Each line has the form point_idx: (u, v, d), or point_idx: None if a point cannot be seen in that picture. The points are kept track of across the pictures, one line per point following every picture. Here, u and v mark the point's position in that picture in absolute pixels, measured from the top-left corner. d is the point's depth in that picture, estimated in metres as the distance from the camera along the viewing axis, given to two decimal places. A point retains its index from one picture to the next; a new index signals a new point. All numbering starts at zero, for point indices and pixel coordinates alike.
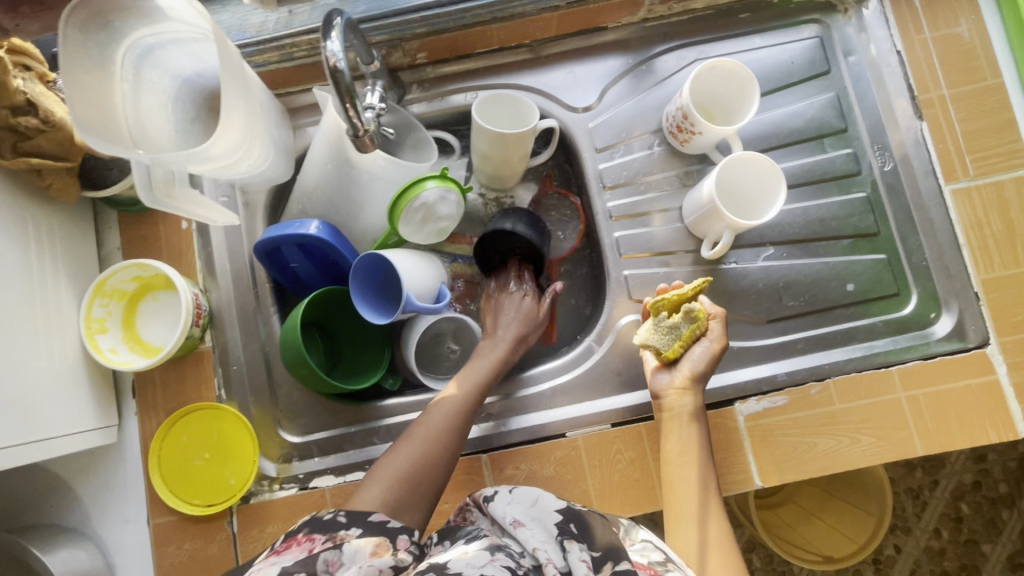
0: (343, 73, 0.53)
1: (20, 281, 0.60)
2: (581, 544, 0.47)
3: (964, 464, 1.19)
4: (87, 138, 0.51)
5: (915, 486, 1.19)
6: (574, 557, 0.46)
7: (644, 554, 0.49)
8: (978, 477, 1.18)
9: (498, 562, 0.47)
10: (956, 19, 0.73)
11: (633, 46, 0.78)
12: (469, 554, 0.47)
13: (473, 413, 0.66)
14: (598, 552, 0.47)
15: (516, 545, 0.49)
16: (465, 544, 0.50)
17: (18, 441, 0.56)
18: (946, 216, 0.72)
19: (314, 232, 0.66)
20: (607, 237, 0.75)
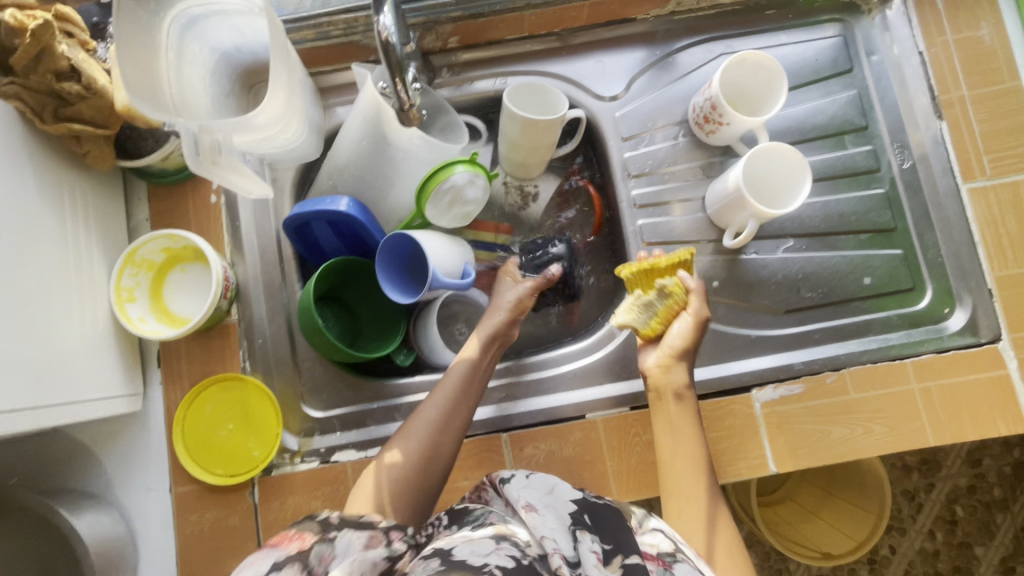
0: (394, 46, 0.58)
1: (56, 244, 0.60)
2: (594, 535, 0.47)
3: (960, 468, 1.21)
4: (136, 101, 0.52)
5: (911, 488, 1.21)
6: (585, 548, 0.46)
7: (655, 544, 0.49)
8: (974, 481, 1.20)
9: (504, 550, 0.45)
10: (977, 22, 0.75)
11: (661, 38, 0.79)
12: (473, 542, 0.46)
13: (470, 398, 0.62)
14: (610, 545, 0.47)
15: (525, 533, 0.48)
16: (470, 531, 0.48)
17: (52, 401, 0.57)
18: (962, 214, 0.73)
19: (344, 208, 0.67)
20: (630, 225, 0.76)
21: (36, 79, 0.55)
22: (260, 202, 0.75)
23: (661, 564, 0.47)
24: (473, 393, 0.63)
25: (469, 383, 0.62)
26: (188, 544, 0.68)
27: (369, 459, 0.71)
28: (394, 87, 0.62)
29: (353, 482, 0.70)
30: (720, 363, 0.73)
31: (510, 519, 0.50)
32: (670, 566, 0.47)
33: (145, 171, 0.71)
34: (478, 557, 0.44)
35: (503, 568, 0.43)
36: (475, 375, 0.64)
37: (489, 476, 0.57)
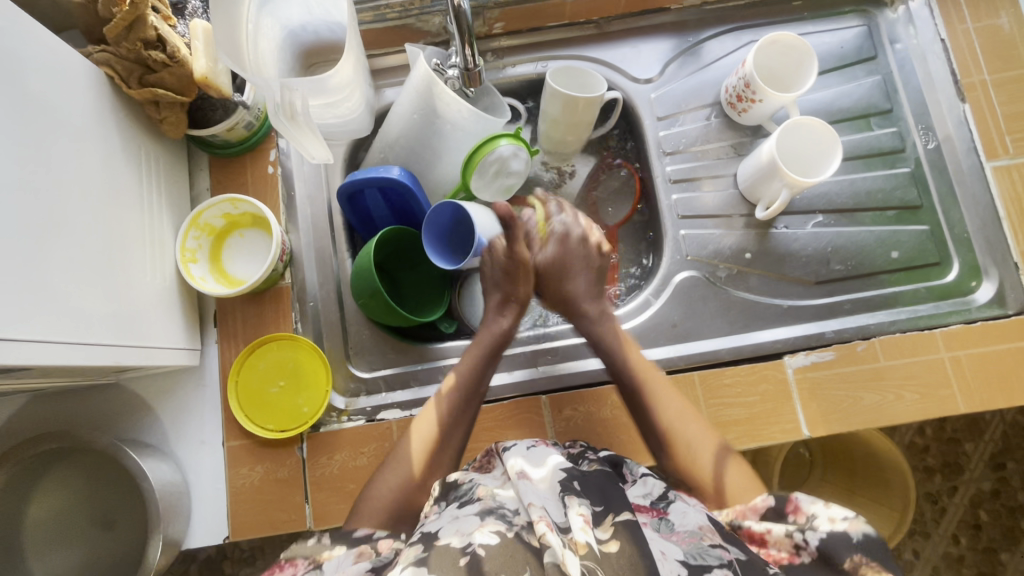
0: (466, 15, 0.61)
1: (133, 200, 0.65)
2: (582, 499, 0.51)
3: (983, 472, 1.21)
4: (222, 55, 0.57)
5: (935, 492, 1.21)
6: (574, 511, 0.49)
7: (646, 493, 0.55)
8: (997, 485, 1.21)
9: (490, 526, 0.47)
10: (997, 12, 0.79)
11: (693, 26, 0.83)
12: (458, 521, 0.49)
13: (470, 406, 0.64)
14: (600, 507, 0.50)
15: (513, 500, 0.51)
16: (457, 508, 0.51)
17: (130, 342, 0.60)
18: (987, 191, 0.76)
19: (395, 175, 0.72)
20: (665, 199, 0.79)
21: (126, 47, 0.61)
22: (313, 174, 0.79)
23: (654, 514, 0.52)
24: (471, 408, 0.65)
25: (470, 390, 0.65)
26: (238, 496, 0.70)
27: (414, 417, 0.73)
28: (461, 53, 0.65)
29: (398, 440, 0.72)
30: (753, 331, 0.75)
31: (501, 488, 0.54)
32: (663, 513, 0.52)
33: (207, 141, 0.74)
34: (464, 538, 0.46)
35: (488, 544, 0.45)
36: (476, 383, 0.66)
37: (495, 446, 0.62)
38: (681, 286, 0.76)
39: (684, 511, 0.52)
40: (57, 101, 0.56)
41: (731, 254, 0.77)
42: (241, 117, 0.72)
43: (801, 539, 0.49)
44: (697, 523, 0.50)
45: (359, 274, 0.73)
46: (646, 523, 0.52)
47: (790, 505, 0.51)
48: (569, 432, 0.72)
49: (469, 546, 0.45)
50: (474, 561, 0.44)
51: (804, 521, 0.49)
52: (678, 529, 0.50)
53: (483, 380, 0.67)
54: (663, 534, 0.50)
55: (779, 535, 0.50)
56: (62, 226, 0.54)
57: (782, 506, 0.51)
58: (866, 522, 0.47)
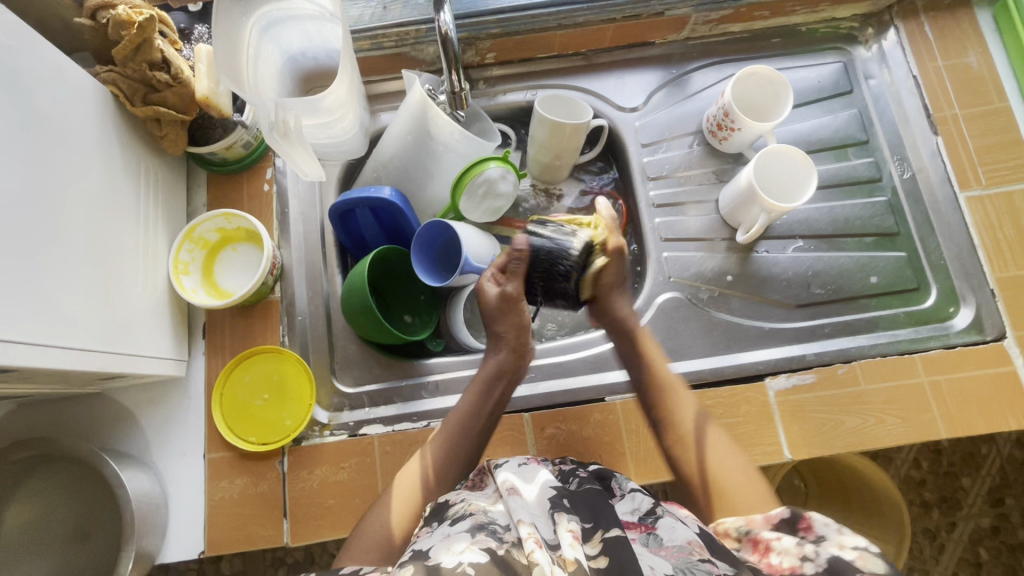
0: (453, 41, 0.63)
1: (129, 212, 0.67)
2: (572, 515, 0.51)
3: (982, 508, 1.20)
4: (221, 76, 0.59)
5: (932, 528, 1.19)
6: (563, 528, 0.49)
7: (635, 509, 0.55)
8: (996, 522, 1.19)
9: (480, 543, 0.47)
10: (966, 51, 0.83)
11: (677, 60, 0.87)
12: (450, 540, 0.48)
13: (469, 440, 0.64)
14: (589, 524, 0.50)
15: (505, 516, 0.51)
16: (450, 526, 0.50)
17: (119, 350, 0.61)
18: (961, 220, 0.78)
19: (387, 195, 0.74)
20: (649, 222, 0.81)
21: (132, 68, 0.64)
22: (307, 192, 0.82)
23: (643, 530, 0.52)
24: (474, 442, 0.65)
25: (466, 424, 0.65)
26: (216, 509, 0.70)
27: (396, 433, 0.73)
28: (448, 78, 0.67)
29: (379, 456, 0.72)
30: (735, 352, 0.76)
31: (492, 505, 0.53)
32: (652, 529, 0.52)
33: (207, 160, 0.77)
34: (452, 557, 0.45)
35: (477, 564, 0.44)
36: (473, 416, 0.66)
37: (488, 463, 0.61)
38: (663, 306, 0.78)
39: (672, 526, 0.52)
40: (66, 118, 0.59)
41: (712, 276, 0.79)
42: (240, 136, 0.74)
43: (811, 551, 0.47)
44: (685, 539, 0.50)
45: (348, 289, 0.75)
46: (636, 538, 0.51)
47: (802, 522, 0.50)
48: (551, 450, 0.73)
49: (459, 565, 0.44)
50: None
51: (814, 539, 0.48)
52: (667, 544, 0.50)
53: (488, 411, 0.67)
54: (653, 549, 0.50)
55: (788, 546, 0.49)
56: (58, 232, 0.56)
57: (795, 519, 0.50)
58: (879, 555, 0.45)
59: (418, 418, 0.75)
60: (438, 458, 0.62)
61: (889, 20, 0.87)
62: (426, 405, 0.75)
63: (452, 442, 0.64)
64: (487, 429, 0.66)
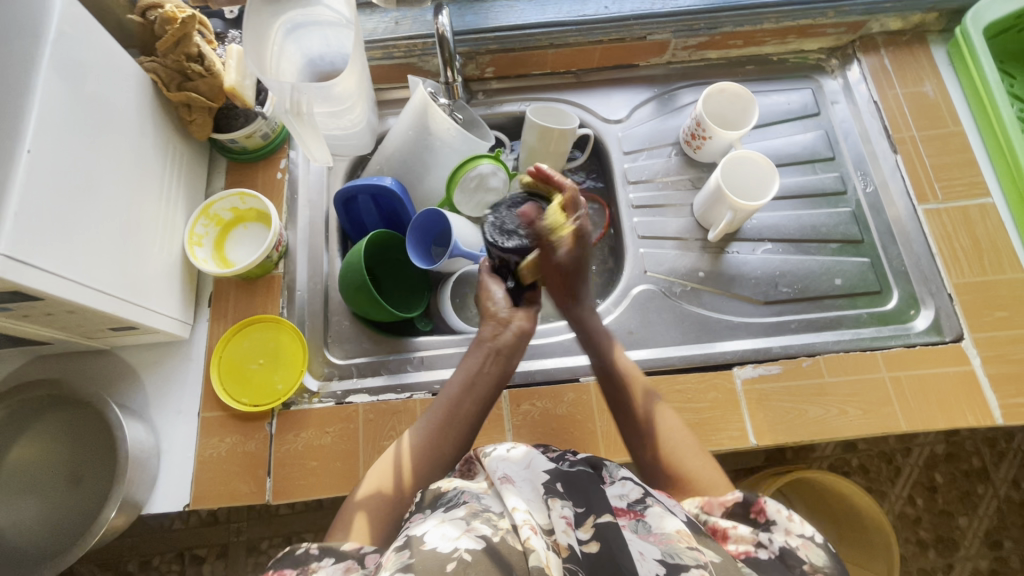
0: (449, 39, 0.73)
1: (155, 184, 0.74)
2: (565, 501, 0.53)
3: (978, 549, 1.18)
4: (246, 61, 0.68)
5: (927, 567, 1.18)
6: (557, 514, 0.51)
7: (623, 495, 0.55)
8: (994, 564, 1.17)
9: (474, 531, 0.46)
10: (923, 81, 0.91)
11: (659, 81, 0.96)
12: (444, 525, 0.47)
13: (458, 418, 0.63)
14: (582, 509, 0.52)
15: (498, 503, 0.52)
16: (444, 512, 0.51)
17: (131, 300, 0.67)
18: (920, 230, 0.84)
19: (388, 183, 0.81)
20: (628, 221, 0.88)
21: (173, 58, 0.74)
22: (317, 181, 0.90)
23: (633, 515, 0.53)
24: (456, 420, 0.63)
25: (455, 405, 0.64)
26: (204, 465, 0.73)
27: (380, 402, 0.77)
28: (443, 73, 0.78)
29: (363, 422, 0.76)
30: (705, 342, 0.80)
31: (484, 491, 0.54)
32: (640, 516, 0.53)
33: (228, 147, 0.86)
34: (448, 543, 0.45)
35: (472, 551, 0.44)
36: (463, 397, 0.64)
37: (476, 453, 0.60)
38: (638, 297, 0.83)
39: (661, 515, 0.52)
40: (112, 94, 0.67)
41: (686, 273, 0.84)
42: (259, 126, 0.83)
43: (765, 538, 0.52)
44: (674, 528, 0.51)
45: (346, 267, 0.80)
46: (626, 525, 0.52)
47: (755, 506, 0.54)
48: (526, 425, 0.76)
49: (455, 552, 0.44)
50: (460, 566, 0.43)
51: (764, 522, 0.53)
52: (655, 530, 0.51)
53: (473, 386, 0.65)
54: (641, 535, 0.51)
55: (743, 533, 0.53)
56: (96, 186, 0.63)
57: (748, 504, 0.55)
58: (819, 545, 0.51)
59: (402, 389, 0.79)
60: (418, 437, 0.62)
61: (852, 53, 0.96)
62: (410, 378, 0.80)
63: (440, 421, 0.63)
64: (481, 403, 0.64)
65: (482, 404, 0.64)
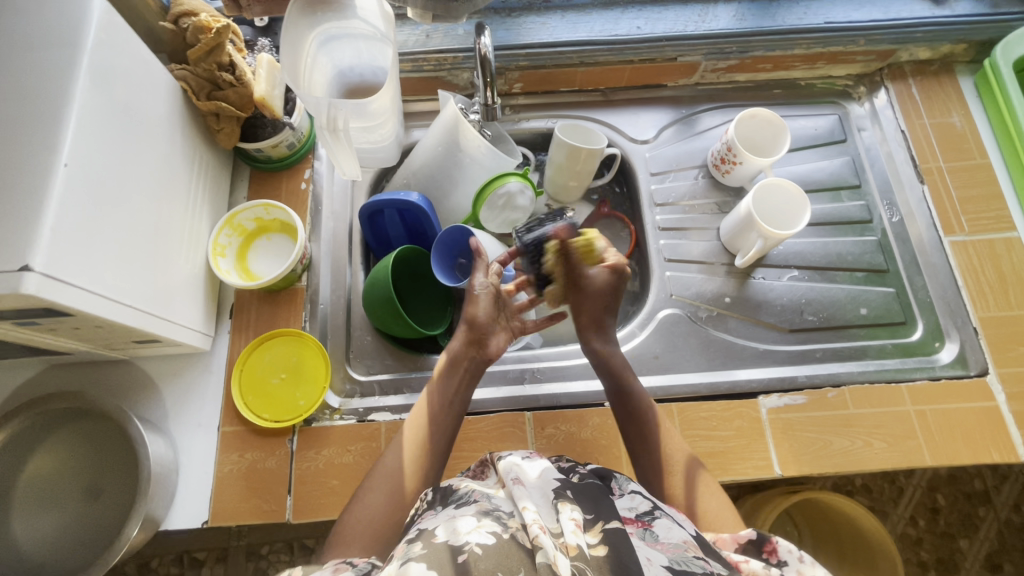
0: (491, 60, 0.73)
1: (183, 193, 0.73)
2: (574, 505, 0.51)
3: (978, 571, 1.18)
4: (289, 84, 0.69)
5: None
6: (565, 516, 0.49)
7: (632, 507, 0.55)
8: None
9: (485, 527, 0.47)
10: (950, 111, 0.91)
11: (685, 102, 0.96)
12: (454, 521, 0.48)
13: (437, 434, 0.64)
14: (590, 515, 0.50)
15: (509, 503, 0.52)
16: (455, 509, 0.52)
17: (157, 314, 0.66)
18: (946, 261, 0.84)
19: (414, 199, 0.80)
20: (654, 244, 0.87)
21: (204, 67, 0.73)
22: (341, 193, 0.89)
23: (640, 525, 0.52)
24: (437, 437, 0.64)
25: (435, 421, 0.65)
26: (222, 482, 0.72)
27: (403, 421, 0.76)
28: (483, 94, 0.77)
29: (385, 442, 0.75)
30: (730, 369, 0.80)
31: (497, 494, 0.54)
32: (648, 525, 0.52)
33: (252, 155, 0.84)
34: (460, 537, 0.46)
35: (483, 545, 0.45)
36: (442, 412, 0.66)
37: (490, 457, 0.63)
38: (664, 321, 0.82)
39: (669, 526, 0.51)
40: (144, 106, 0.66)
41: (711, 297, 0.84)
42: (286, 136, 0.82)
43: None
44: (681, 537, 0.50)
45: (371, 282, 0.79)
46: (633, 533, 0.51)
47: (768, 546, 0.52)
48: (550, 448, 0.75)
49: (466, 544, 0.45)
50: (471, 558, 0.43)
51: (776, 563, 0.51)
52: (662, 540, 0.50)
53: (450, 405, 0.66)
54: (649, 543, 0.49)
55: (755, 567, 0.49)
56: (124, 199, 0.62)
57: (761, 542, 0.52)
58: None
59: None
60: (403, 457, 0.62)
61: (880, 80, 0.96)
62: None
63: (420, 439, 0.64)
64: (456, 417, 0.66)
65: (455, 420, 0.66)
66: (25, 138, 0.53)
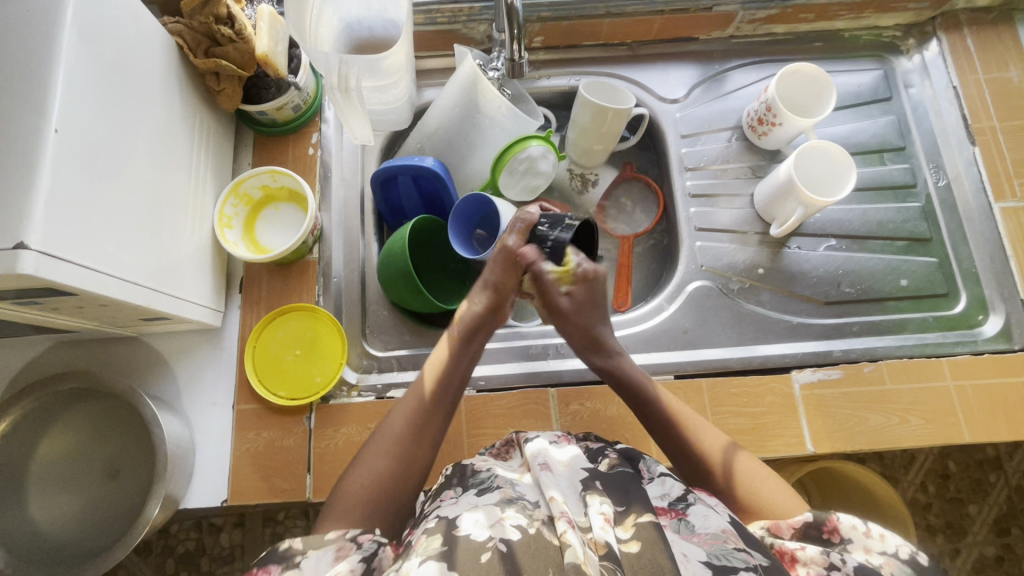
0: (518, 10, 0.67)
1: (185, 162, 0.68)
2: (603, 497, 0.49)
3: (987, 536, 1.14)
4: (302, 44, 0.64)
5: (936, 552, 1.14)
6: (594, 510, 0.47)
7: (664, 494, 0.52)
8: (1000, 551, 1.14)
9: (510, 520, 0.46)
10: (1007, 65, 0.84)
11: (718, 57, 0.89)
12: (478, 510, 0.48)
13: (444, 400, 0.60)
14: (622, 507, 0.49)
15: (535, 493, 0.50)
16: (476, 496, 0.50)
17: (165, 291, 0.63)
18: (995, 229, 0.79)
19: (429, 164, 0.75)
20: (684, 211, 0.83)
21: (200, 20, 0.67)
22: (351, 159, 0.83)
23: (674, 515, 0.50)
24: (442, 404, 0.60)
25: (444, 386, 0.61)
26: (240, 461, 0.71)
27: None
28: (509, 48, 0.71)
29: None
30: (762, 344, 0.77)
31: (522, 480, 0.53)
32: (683, 515, 0.50)
33: (256, 119, 0.79)
34: (482, 530, 0.45)
35: (508, 541, 0.44)
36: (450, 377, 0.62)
37: (515, 435, 0.62)
38: (694, 294, 0.79)
39: (705, 514, 0.50)
40: (139, 65, 0.61)
41: (744, 269, 0.80)
42: (292, 97, 0.76)
43: (837, 558, 0.48)
44: (719, 527, 0.48)
45: (386, 253, 0.75)
46: (666, 525, 0.49)
47: (828, 526, 0.51)
48: (575, 426, 0.73)
49: (490, 540, 0.44)
50: (494, 557, 0.43)
51: (839, 542, 0.50)
52: (699, 531, 0.48)
53: (456, 372, 0.62)
54: (685, 535, 0.48)
55: (813, 554, 0.49)
56: (123, 168, 0.57)
57: (820, 523, 0.51)
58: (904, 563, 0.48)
59: None
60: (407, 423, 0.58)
61: (931, 31, 0.88)
62: None
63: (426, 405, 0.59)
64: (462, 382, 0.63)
65: (459, 390, 0.63)
66: (8, 100, 0.48)
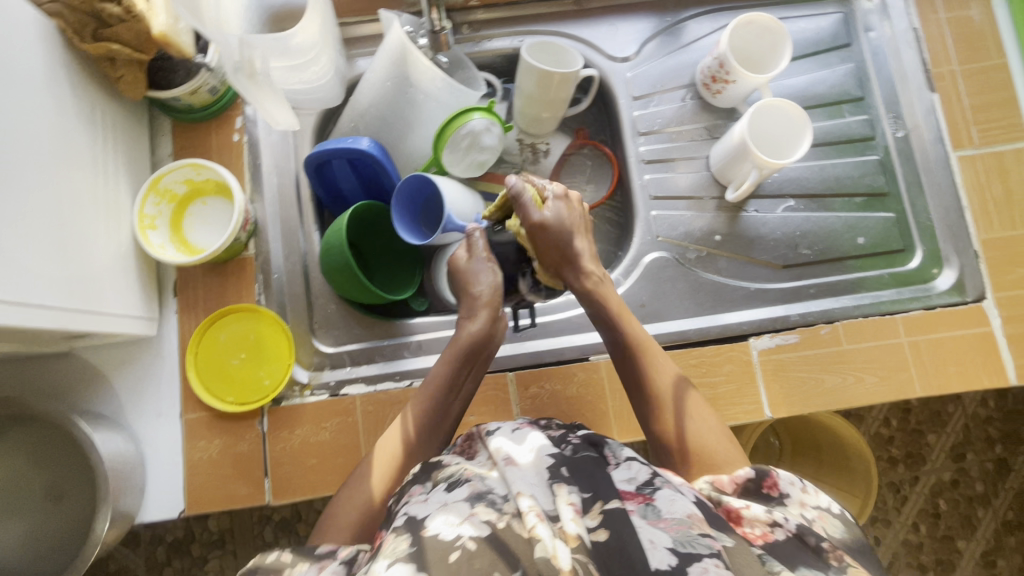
0: None
1: (88, 160, 0.62)
2: (571, 486, 0.47)
3: (944, 463, 1.19)
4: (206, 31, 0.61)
5: (896, 481, 1.19)
6: (563, 500, 0.45)
7: (631, 478, 0.48)
8: (956, 475, 1.19)
9: (478, 516, 0.44)
10: (968, 3, 0.80)
11: (669, 7, 0.82)
12: (448, 509, 0.45)
13: (444, 413, 0.63)
14: (589, 494, 0.46)
15: (503, 486, 0.48)
16: (446, 492, 0.47)
17: (81, 308, 0.58)
18: (952, 178, 0.78)
19: (365, 146, 0.70)
20: (638, 179, 0.79)
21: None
22: (281, 142, 0.77)
23: (641, 500, 0.46)
24: (445, 421, 0.62)
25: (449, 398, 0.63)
26: (194, 470, 0.69)
27: (378, 392, 0.72)
28: (427, 15, 0.70)
29: (360, 416, 0.71)
30: (720, 312, 0.76)
31: (490, 473, 0.50)
32: (650, 499, 0.46)
33: (171, 106, 0.72)
34: (450, 529, 0.43)
35: (475, 539, 0.42)
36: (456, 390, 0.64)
37: (477, 428, 0.58)
38: (651, 266, 0.77)
39: (672, 497, 0.46)
40: (13, 57, 0.53)
41: (701, 236, 0.78)
42: (205, 79, 0.69)
43: (780, 516, 0.47)
44: (686, 512, 0.44)
45: (325, 245, 0.71)
46: (633, 510, 0.45)
47: (767, 480, 0.51)
48: (535, 409, 0.72)
49: (458, 539, 0.42)
50: (462, 557, 0.40)
51: (778, 496, 0.50)
52: (666, 515, 0.44)
53: (458, 386, 0.65)
54: (651, 521, 0.44)
55: (758, 513, 0.48)
56: (12, 179, 0.51)
57: (761, 478, 0.51)
58: (836, 516, 0.49)
59: (401, 377, 0.74)
60: (407, 435, 0.60)
61: None
62: (410, 365, 0.74)
63: (429, 420, 0.62)
64: (463, 395, 0.66)
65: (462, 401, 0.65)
66: None
